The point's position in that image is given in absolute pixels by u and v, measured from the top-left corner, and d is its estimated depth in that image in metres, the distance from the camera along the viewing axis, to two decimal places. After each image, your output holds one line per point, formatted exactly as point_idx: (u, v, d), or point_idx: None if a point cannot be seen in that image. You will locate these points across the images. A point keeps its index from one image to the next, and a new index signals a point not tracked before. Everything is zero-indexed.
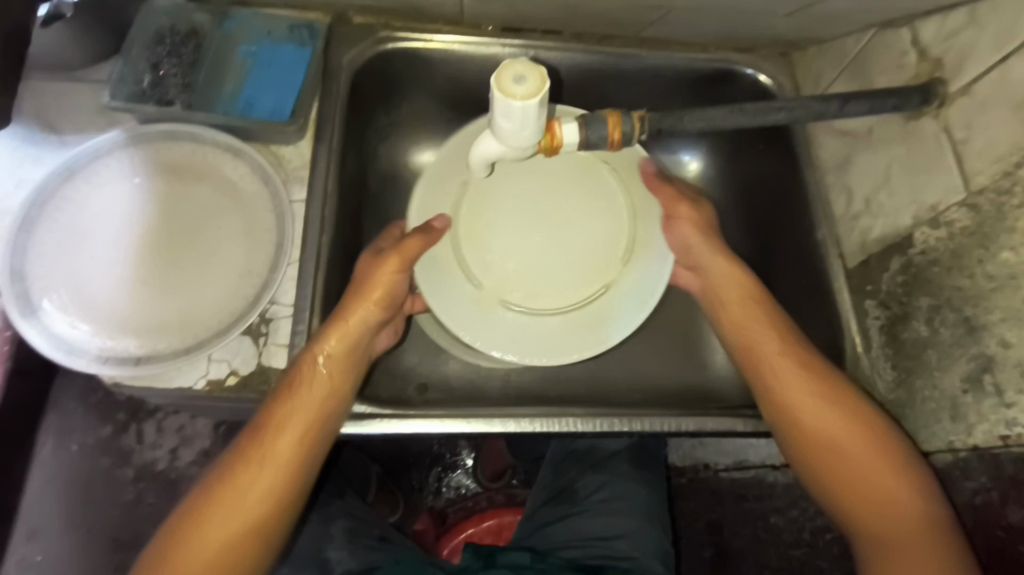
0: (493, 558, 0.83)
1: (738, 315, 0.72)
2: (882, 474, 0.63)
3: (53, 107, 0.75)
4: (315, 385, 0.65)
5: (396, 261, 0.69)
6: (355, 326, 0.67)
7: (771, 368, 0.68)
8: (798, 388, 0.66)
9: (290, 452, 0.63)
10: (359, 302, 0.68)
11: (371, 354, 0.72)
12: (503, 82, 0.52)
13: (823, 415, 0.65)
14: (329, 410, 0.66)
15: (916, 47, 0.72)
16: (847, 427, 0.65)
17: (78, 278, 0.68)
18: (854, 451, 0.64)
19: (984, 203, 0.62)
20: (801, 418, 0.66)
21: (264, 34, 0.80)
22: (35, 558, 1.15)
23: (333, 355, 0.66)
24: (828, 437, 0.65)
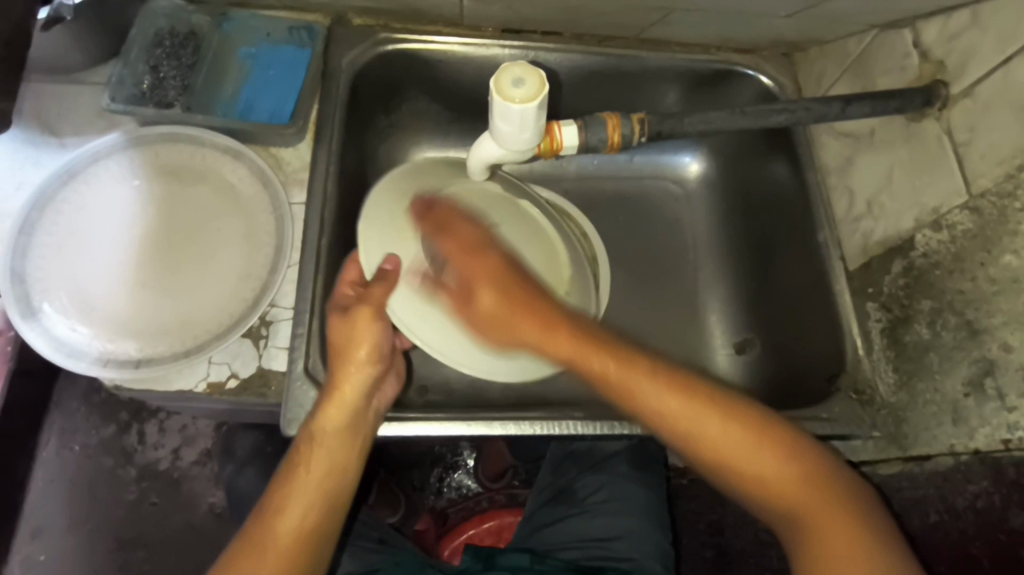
0: (493, 559, 0.82)
1: (648, 398, 0.58)
2: (790, 476, 0.56)
3: (54, 109, 0.75)
4: (317, 463, 0.62)
5: (372, 312, 0.66)
6: (350, 392, 0.65)
7: (661, 403, 0.58)
8: (662, 396, 0.58)
9: (293, 542, 0.59)
10: (348, 368, 0.65)
11: (377, 417, 0.69)
12: (501, 86, 0.52)
13: (695, 416, 0.57)
14: (335, 489, 0.63)
15: (919, 48, 0.72)
16: (736, 435, 0.57)
17: (77, 281, 0.68)
18: (755, 459, 0.57)
19: (986, 206, 0.62)
20: (696, 433, 0.57)
21: (263, 37, 0.80)
22: (39, 557, 1.16)
23: (333, 431, 0.64)
24: (722, 451, 0.57)
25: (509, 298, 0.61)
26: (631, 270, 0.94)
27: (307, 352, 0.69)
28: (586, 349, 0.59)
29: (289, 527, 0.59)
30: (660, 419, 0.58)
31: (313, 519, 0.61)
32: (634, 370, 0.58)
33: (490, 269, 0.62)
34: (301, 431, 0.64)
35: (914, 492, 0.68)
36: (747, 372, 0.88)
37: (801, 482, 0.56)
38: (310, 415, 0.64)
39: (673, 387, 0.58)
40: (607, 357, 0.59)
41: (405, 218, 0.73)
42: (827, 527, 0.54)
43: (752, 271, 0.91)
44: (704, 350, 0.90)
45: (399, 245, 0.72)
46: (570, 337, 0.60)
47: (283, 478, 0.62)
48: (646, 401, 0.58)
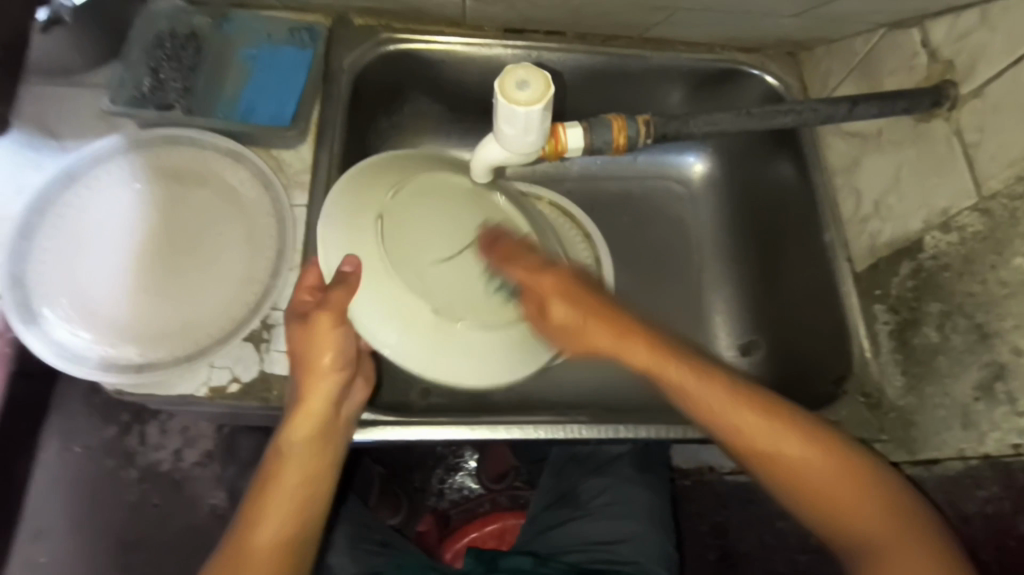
0: (496, 562, 0.82)
1: (738, 419, 0.60)
2: (882, 519, 0.59)
3: (53, 111, 0.74)
4: (287, 475, 0.62)
5: (329, 317, 0.63)
6: (319, 400, 0.63)
7: (745, 425, 0.60)
8: (746, 417, 0.60)
9: (270, 551, 0.59)
10: (312, 377, 0.63)
11: (350, 422, 0.68)
12: (506, 88, 0.51)
13: (783, 443, 0.60)
14: (309, 497, 0.63)
15: (927, 48, 0.71)
16: (835, 476, 0.59)
17: (78, 286, 0.67)
18: (844, 496, 0.59)
19: (996, 208, 0.61)
20: (782, 465, 0.60)
21: (264, 37, 0.79)
22: (39, 559, 1.15)
23: (302, 441, 0.63)
24: (821, 491, 0.60)
25: (580, 313, 0.62)
26: (635, 272, 0.93)
27: None
28: (661, 360, 0.61)
29: (264, 538, 0.60)
30: (715, 420, 0.61)
31: (288, 531, 0.61)
32: (663, 362, 0.61)
33: (560, 285, 0.63)
34: (272, 444, 0.64)
35: (922, 496, 0.67)
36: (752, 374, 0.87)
37: (890, 525, 0.58)
38: (279, 426, 0.64)
39: (763, 416, 0.60)
40: (645, 352, 0.61)
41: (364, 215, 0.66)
42: (912, 568, 0.56)
43: (757, 273, 0.90)
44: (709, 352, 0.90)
45: (360, 248, 0.65)
46: (611, 336, 0.62)
47: (257, 490, 0.62)
48: (693, 395, 0.61)
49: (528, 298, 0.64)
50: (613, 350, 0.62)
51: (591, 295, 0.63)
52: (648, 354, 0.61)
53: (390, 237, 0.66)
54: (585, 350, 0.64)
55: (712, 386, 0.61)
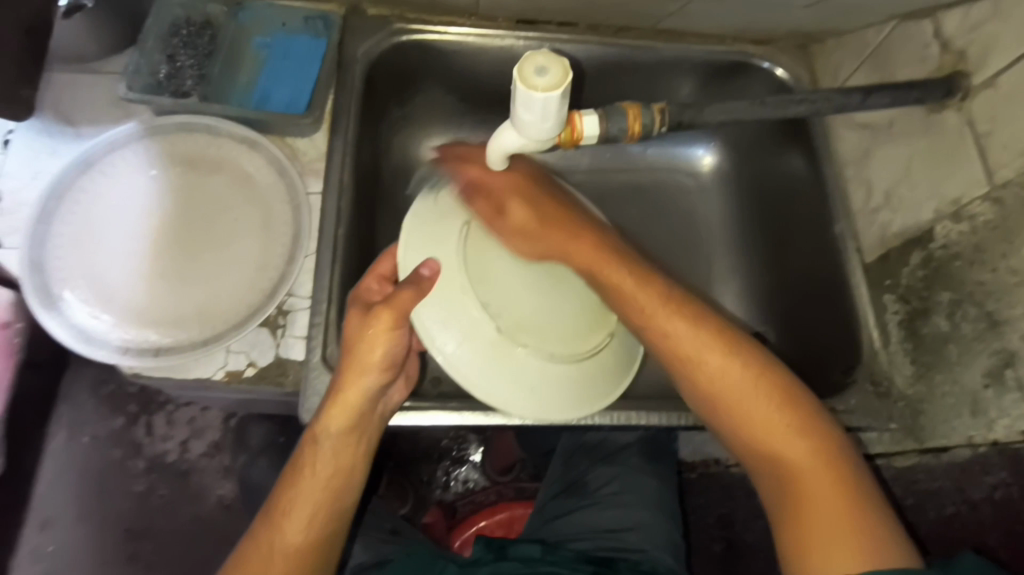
0: (505, 550, 0.81)
1: (660, 321, 0.62)
2: (797, 443, 0.57)
3: (71, 98, 0.75)
4: (319, 467, 0.63)
5: (389, 317, 0.64)
6: (355, 395, 0.64)
7: (672, 327, 0.62)
8: (671, 322, 0.62)
9: (300, 542, 0.61)
10: (355, 372, 0.64)
11: (383, 421, 0.68)
12: (524, 74, 0.52)
13: (699, 346, 0.61)
14: (340, 492, 0.64)
15: (939, 39, 0.71)
16: (750, 392, 0.59)
17: (95, 270, 0.68)
18: (758, 414, 0.58)
19: (1008, 196, 0.62)
20: (699, 372, 0.61)
21: (279, 26, 0.80)
22: (47, 548, 1.16)
23: (337, 434, 0.64)
24: (733, 401, 0.59)
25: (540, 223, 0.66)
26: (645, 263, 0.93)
27: (324, 342, 0.69)
28: (602, 260, 0.65)
29: (295, 529, 0.61)
30: (655, 330, 0.63)
31: (317, 525, 0.62)
32: (612, 267, 0.64)
33: (513, 187, 0.66)
34: (306, 433, 0.64)
35: (931, 484, 0.68)
36: None
37: (803, 446, 0.57)
38: (314, 418, 0.64)
39: (688, 322, 0.62)
40: (599, 255, 0.65)
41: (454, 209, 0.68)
42: (819, 493, 0.55)
43: (767, 264, 0.91)
44: None
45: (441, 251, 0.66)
46: (575, 241, 0.65)
47: (288, 481, 0.63)
48: (644, 310, 0.63)
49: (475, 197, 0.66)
50: (565, 249, 0.65)
51: (548, 203, 0.67)
52: (596, 256, 0.64)
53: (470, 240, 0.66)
54: (540, 258, 0.66)
55: (650, 290, 0.64)
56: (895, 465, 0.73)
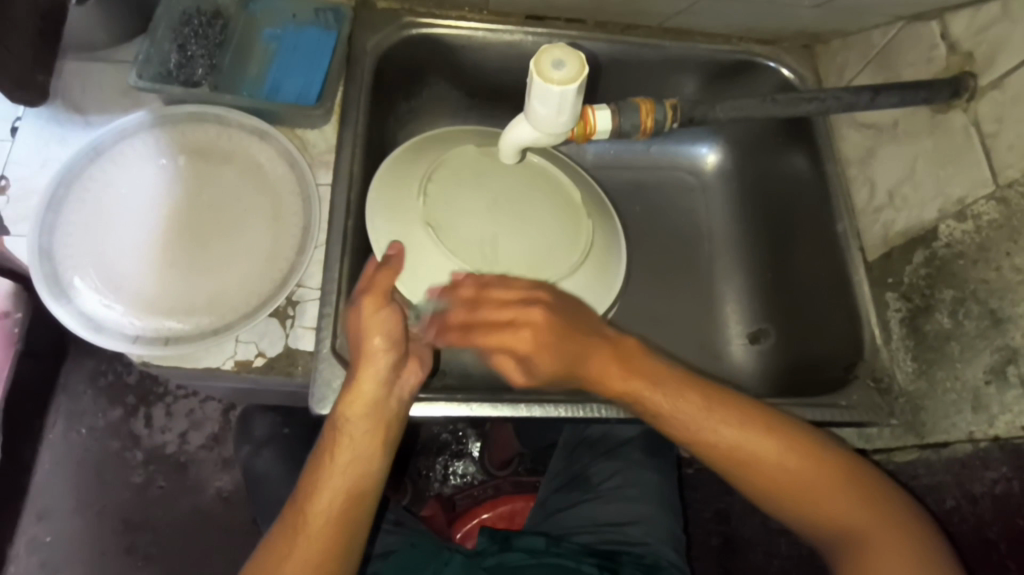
0: (509, 542, 0.83)
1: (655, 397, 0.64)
2: (863, 511, 0.61)
3: (80, 86, 0.75)
4: (342, 450, 0.62)
5: (374, 300, 0.63)
6: (368, 383, 0.63)
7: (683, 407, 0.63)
8: (686, 405, 0.63)
9: (327, 520, 0.60)
10: (363, 356, 0.63)
11: (403, 410, 0.66)
12: (542, 67, 0.52)
13: (716, 424, 0.63)
14: (362, 477, 0.62)
15: (946, 40, 0.72)
16: (815, 472, 0.62)
17: (107, 258, 0.68)
18: (823, 494, 0.61)
19: (1013, 196, 0.63)
20: (757, 467, 0.62)
21: (289, 18, 0.80)
22: (45, 538, 1.16)
23: (356, 422, 0.63)
24: (775, 472, 0.62)
25: (560, 360, 0.64)
26: (649, 259, 0.94)
27: (334, 331, 0.69)
28: (618, 368, 0.65)
29: (319, 506, 0.60)
30: (702, 440, 0.63)
31: (340, 508, 0.61)
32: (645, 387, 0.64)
33: (539, 330, 0.63)
34: (326, 423, 0.64)
35: (932, 478, 0.69)
36: (761, 362, 0.89)
37: (866, 512, 0.61)
38: (333, 408, 0.64)
39: (739, 423, 0.62)
40: (642, 382, 0.64)
41: (412, 225, 0.69)
42: (879, 542, 0.60)
43: (767, 262, 0.92)
44: (719, 339, 0.91)
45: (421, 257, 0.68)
46: (591, 363, 0.65)
47: (312, 466, 0.63)
48: (688, 422, 0.63)
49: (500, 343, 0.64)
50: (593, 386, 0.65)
51: (576, 341, 0.64)
52: (608, 361, 0.65)
53: (444, 238, 0.69)
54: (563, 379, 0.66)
55: (690, 398, 0.64)
56: (896, 460, 0.74)
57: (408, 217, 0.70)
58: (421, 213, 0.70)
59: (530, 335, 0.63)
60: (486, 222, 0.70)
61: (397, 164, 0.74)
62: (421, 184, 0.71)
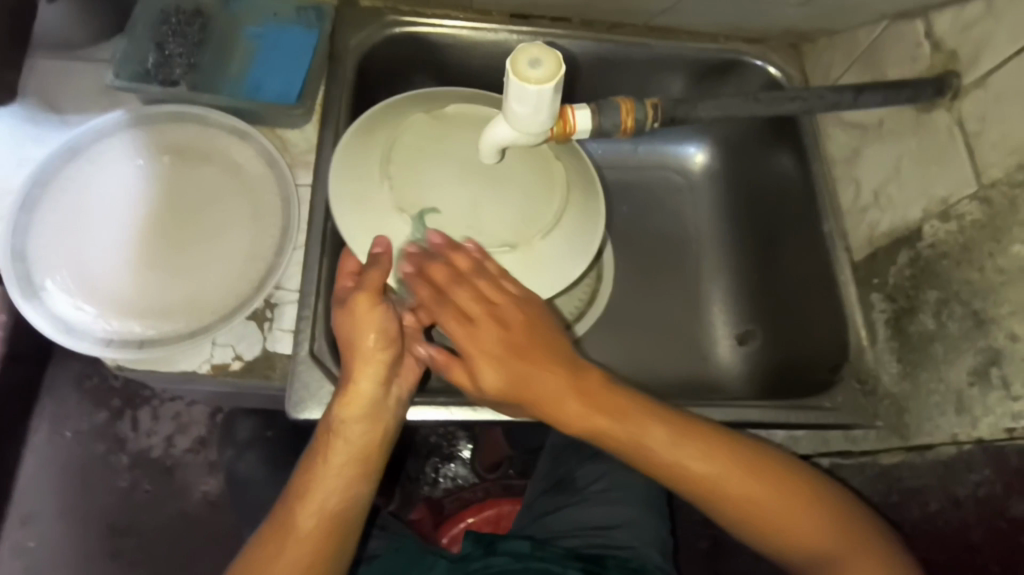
0: (494, 546, 0.82)
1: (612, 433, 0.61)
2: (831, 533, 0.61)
3: (56, 84, 0.73)
4: (336, 453, 0.61)
5: (370, 296, 0.61)
6: (366, 383, 0.62)
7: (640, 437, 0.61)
8: (649, 435, 0.61)
9: (318, 526, 0.58)
10: (360, 355, 0.62)
11: (401, 409, 0.65)
12: (518, 67, 0.51)
13: (679, 453, 0.61)
14: (356, 480, 0.61)
15: (931, 39, 0.72)
16: (780, 496, 0.61)
17: (80, 260, 0.67)
18: (789, 518, 0.60)
19: (995, 196, 0.62)
20: (721, 492, 0.61)
21: (270, 16, 0.79)
22: (29, 544, 1.14)
23: (352, 423, 0.62)
24: (739, 499, 0.61)
25: (504, 384, 0.62)
26: (636, 259, 0.94)
27: (312, 335, 0.68)
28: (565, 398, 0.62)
29: (310, 511, 0.58)
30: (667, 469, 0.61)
31: (333, 514, 0.59)
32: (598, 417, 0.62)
33: (495, 352, 0.61)
34: (321, 424, 0.63)
35: (916, 481, 0.69)
36: (749, 363, 0.88)
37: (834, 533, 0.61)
38: (328, 409, 0.63)
39: (701, 453, 0.61)
40: (601, 416, 0.62)
41: (384, 215, 0.62)
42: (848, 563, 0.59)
43: (754, 262, 0.91)
44: (706, 341, 0.91)
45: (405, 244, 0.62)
46: (536, 396, 0.61)
47: (302, 470, 0.61)
48: (648, 446, 0.61)
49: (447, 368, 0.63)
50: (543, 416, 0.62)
51: (524, 363, 0.62)
52: (562, 385, 0.62)
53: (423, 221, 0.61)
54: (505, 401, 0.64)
55: (654, 426, 0.62)
56: (880, 463, 0.73)
57: (376, 207, 0.62)
58: (391, 200, 0.62)
59: (487, 366, 0.61)
60: (460, 188, 0.62)
61: (349, 148, 0.64)
62: (381, 167, 0.63)
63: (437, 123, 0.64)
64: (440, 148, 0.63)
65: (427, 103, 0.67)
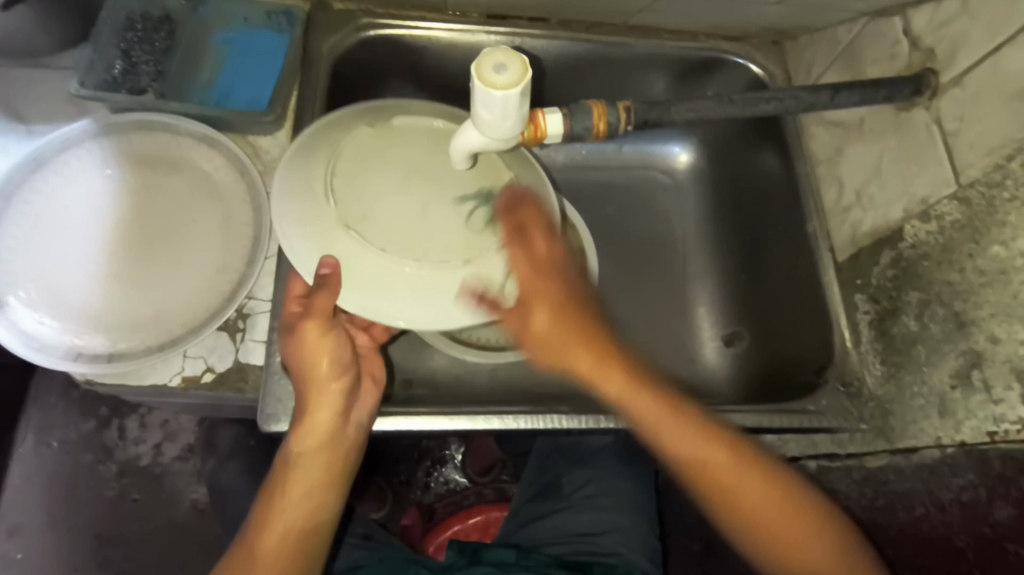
0: (478, 555, 0.81)
1: (641, 404, 0.60)
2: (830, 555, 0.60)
3: (23, 95, 0.72)
4: (295, 485, 0.61)
5: (317, 327, 0.59)
6: (322, 415, 0.61)
7: (657, 424, 0.60)
8: (677, 432, 0.60)
9: (281, 550, 0.59)
10: (314, 387, 0.61)
11: (360, 432, 0.66)
12: (483, 72, 0.50)
13: (700, 448, 0.61)
14: (317, 508, 0.63)
15: (909, 36, 0.71)
16: (789, 516, 0.61)
17: (45, 273, 0.65)
18: (788, 529, 0.61)
19: (974, 196, 0.61)
20: (736, 500, 0.61)
21: (241, 21, 0.78)
22: (16, 556, 1.13)
23: (310, 455, 0.62)
24: (740, 499, 0.61)
25: (555, 330, 0.58)
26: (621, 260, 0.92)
27: (285, 345, 0.67)
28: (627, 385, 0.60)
29: (274, 538, 0.60)
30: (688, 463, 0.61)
31: (296, 543, 0.60)
32: (640, 393, 0.60)
33: (549, 299, 0.59)
34: (279, 457, 0.63)
35: (901, 485, 0.68)
36: (735, 365, 0.87)
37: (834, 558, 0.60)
38: (284, 440, 0.62)
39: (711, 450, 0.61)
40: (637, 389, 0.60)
41: (333, 233, 0.58)
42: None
43: (740, 263, 0.90)
44: (691, 343, 0.89)
45: (357, 259, 0.58)
46: (592, 355, 0.59)
47: (265, 498, 0.62)
48: (679, 439, 0.60)
49: (498, 307, 0.58)
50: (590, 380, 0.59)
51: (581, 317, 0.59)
52: (603, 363, 0.59)
53: (371, 236, 0.57)
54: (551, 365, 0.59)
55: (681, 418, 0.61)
56: (865, 466, 0.72)
57: (323, 224, 0.58)
58: (337, 215, 0.58)
59: (540, 313, 0.58)
60: (404, 199, 0.58)
61: (291, 159, 0.61)
62: (325, 182, 0.59)
63: (381, 134, 0.61)
64: (383, 159, 0.59)
65: (371, 116, 0.62)
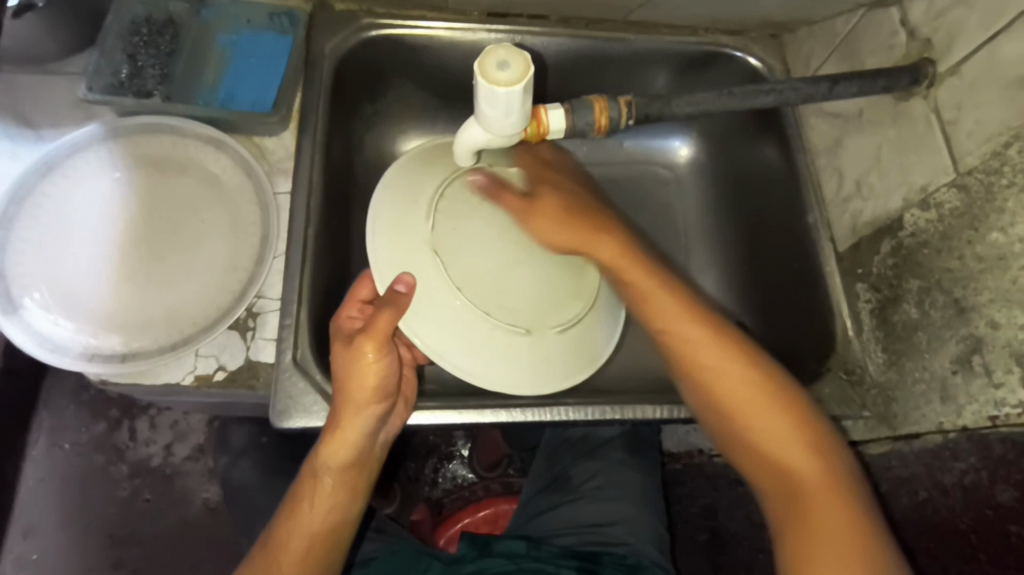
0: (489, 547, 0.83)
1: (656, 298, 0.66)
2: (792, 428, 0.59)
3: (31, 100, 0.73)
4: (319, 498, 0.63)
5: (372, 346, 0.62)
6: (354, 431, 0.63)
7: (667, 315, 0.65)
8: (695, 335, 0.64)
9: (304, 549, 0.61)
10: (351, 407, 0.63)
11: (383, 449, 0.68)
12: (486, 68, 0.51)
13: (709, 349, 0.63)
14: (338, 520, 0.64)
15: (906, 27, 0.71)
16: (759, 396, 0.61)
17: (59, 275, 0.67)
18: (778, 439, 0.59)
19: (972, 183, 0.62)
20: (725, 399, 0.61)
21: (243, 23, 0.79)
22: (31, 557, 1.14)
23: (336, 469, 0.63)
24: (732, 401, 0.61)
25: (566, 223, 0.67)
26: None
27: (296, 343, 0.69)
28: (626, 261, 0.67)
29: (297, 545, 0.61)
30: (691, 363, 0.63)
31: (316, 551, 0.62)
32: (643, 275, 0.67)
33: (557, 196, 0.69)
34: (306, 467, 0.64)
35: (904, 470, 0.68)
36: None
37: (797, 435, 0.59)
38: (313, 450, 0.64)
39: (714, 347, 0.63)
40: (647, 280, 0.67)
41: (417, 254, 0.65)
42: (819, 499, 0.56)
43: (742, 254, 0.91)
44: None
45: (425, 284, 0.65)
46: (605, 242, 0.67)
47: (290, 505, 0.63)
48: (668, 316, 0.65)
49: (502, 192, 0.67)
50: (580, 245, 0.67)
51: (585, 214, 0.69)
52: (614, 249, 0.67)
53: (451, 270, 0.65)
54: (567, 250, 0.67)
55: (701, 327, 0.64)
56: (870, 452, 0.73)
57: (412, 244, 0.66)
58: (426, 237, 0.66)
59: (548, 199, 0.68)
60: (491, 255, 0.66)
61: (406, 173, 0.70)
62: (429, 204, 0.67)
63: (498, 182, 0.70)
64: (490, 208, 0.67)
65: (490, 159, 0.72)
